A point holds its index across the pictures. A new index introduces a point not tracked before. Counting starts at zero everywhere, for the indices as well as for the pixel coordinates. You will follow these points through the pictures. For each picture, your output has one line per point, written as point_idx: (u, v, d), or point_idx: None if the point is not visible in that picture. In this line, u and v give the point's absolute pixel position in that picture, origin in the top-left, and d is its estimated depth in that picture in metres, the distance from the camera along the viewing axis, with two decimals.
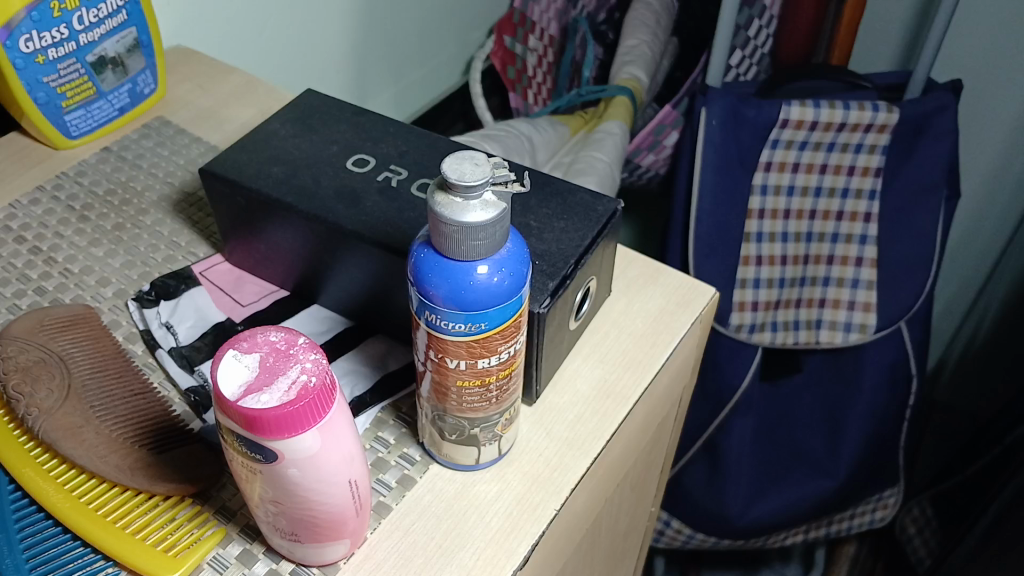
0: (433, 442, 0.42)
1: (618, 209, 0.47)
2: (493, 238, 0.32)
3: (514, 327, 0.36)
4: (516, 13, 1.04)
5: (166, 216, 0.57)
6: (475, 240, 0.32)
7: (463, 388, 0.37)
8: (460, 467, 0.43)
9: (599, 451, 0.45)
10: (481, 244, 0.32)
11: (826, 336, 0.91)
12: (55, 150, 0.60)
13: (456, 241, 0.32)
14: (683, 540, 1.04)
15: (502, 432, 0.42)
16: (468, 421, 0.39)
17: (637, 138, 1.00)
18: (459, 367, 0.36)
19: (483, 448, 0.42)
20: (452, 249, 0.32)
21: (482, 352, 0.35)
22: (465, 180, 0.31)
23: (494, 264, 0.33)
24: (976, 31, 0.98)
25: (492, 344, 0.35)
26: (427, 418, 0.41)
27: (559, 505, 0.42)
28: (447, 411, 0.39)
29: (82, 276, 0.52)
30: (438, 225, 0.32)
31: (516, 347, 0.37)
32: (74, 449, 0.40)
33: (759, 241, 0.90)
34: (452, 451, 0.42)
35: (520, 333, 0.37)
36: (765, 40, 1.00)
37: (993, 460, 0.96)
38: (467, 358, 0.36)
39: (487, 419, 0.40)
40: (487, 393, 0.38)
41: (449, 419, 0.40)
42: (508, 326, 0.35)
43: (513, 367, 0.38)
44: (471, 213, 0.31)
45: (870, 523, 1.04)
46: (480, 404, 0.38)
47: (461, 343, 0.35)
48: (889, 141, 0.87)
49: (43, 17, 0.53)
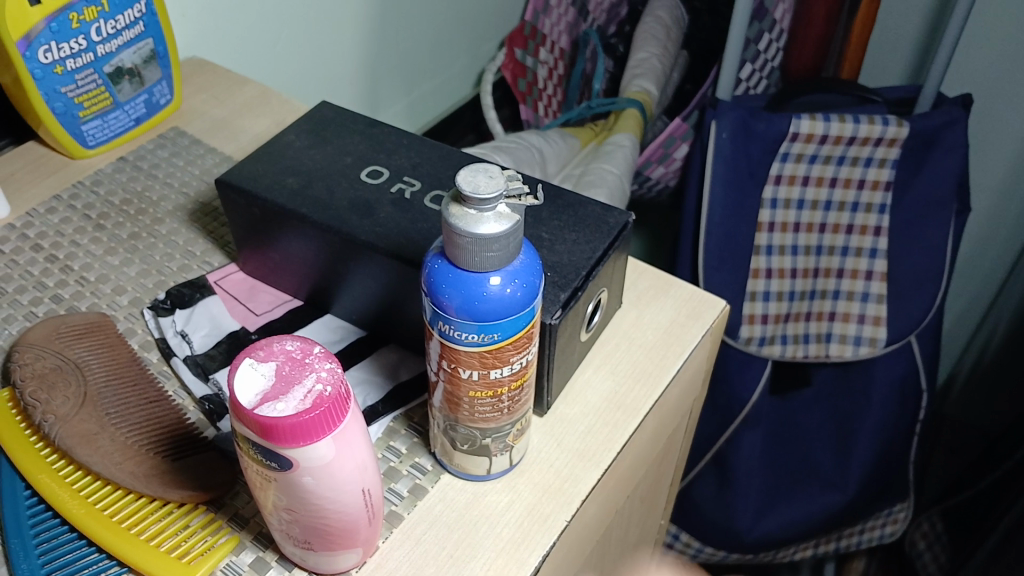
0: (446, 453, 0.42)
1: (629, 222, 0.47)
2: (506, 250, 0.33)
3: (526, 339, 0.36)
4: (527, 25, 1.05)
5: (181, 225, 0.57)
6: (488, 252, 0.32)
7: (478, 399, 0.38)
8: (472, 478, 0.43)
9: (610, 462, 0.45)
10: (495, 256, 0.32)
11: (836, 350, 0.91)
12: (72, 159, 0.61)
13: (470, 252, 0.32)
14: (693, 554, 1.04)
15: (514, 442, 0.42)
16: (480, 431, 0.40)
17: (647, 151, 1.00)
18: (472, 378, 0.36)
19: (494, 459, 0.42)
20: (465, 260, 0.33)
21: (496, 362, 0.36)
22: (479, 192, 0.31)
23: (507, 275, 0.33)
24: (986, 46, 0.98)
25: (504, 355, 0.36)
26: (439, 428, 0.41)
27: (570, 517, 0.42)
28: (460, 422, 0.39)
29: (98, 284, 0.53)
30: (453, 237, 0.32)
31: (528, 357, 0.37)
32: (90, 457, 0.41)
33: (769, 253, 0.90)
34: (463, 462, 0.42)
35: (531, 346, 0.37)
36: (776, 53, 1.01)
37: (1004, 475, 0.96)
38: (480, 368, 0.36)
39: (499, 430, 0.40)
40: (499, 403, 0.38)
41: (463, 430, 0.40)
42: (520, 338, 0.35)
43: (525, 380, 0.38)
44: (486, 224, 0.32)
45: (881, 538, 1.03)
46: (492, 414, 0.39)
47: (474, 353, 0.35)
48: (899, 155, 0.87)
49: (61, 28, 0.54)
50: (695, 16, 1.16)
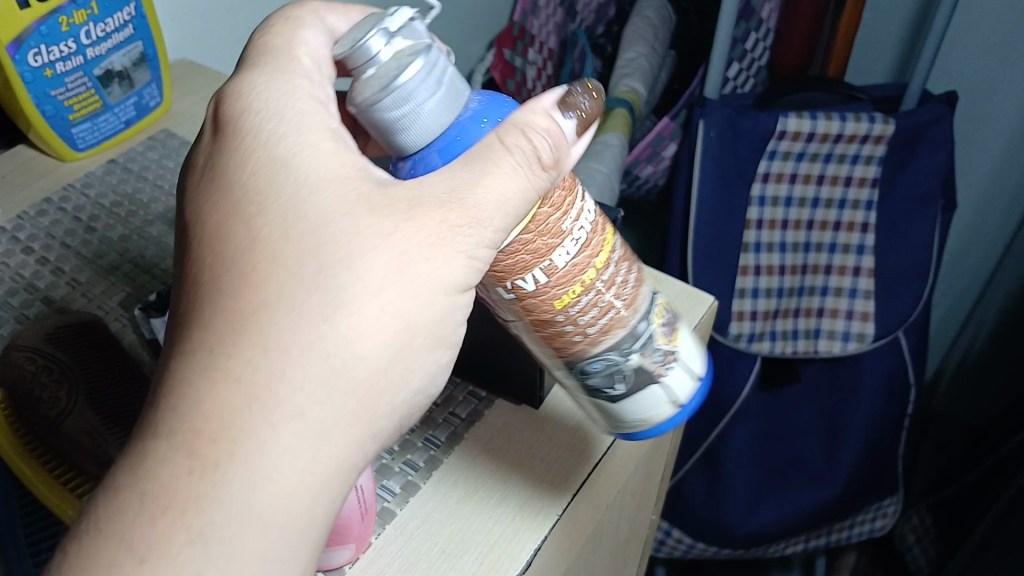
0: (613, 421, 0.41)
1: (619, 216, 0.48)
2: (444, 85, 0.33)
3: (562, 225, 0.35)
4: (516, 26, 1.05)
5: (171, 227, 0.58)
6: (423, 101, 0.33)
7: (546, 316, 0.37)
8: (653, 435, 0.41)
9: (600, 456, 0.46)
10: (436, 97, 0.33)
11: (824, 346, 0.91)
12: (62, 162, 0.61)
13: (414, 119, 0.33)
14: (684, 550, 1.04)
15: (666, 347, 0.40)
16: (616, 352, 0.38)
17: (636, 150, 1.01)
18: (543, 280, 0.36)
19: (665, 380, 0.40)
20: (413, 131, 0.34)
21: (526, 265, 0.35)
22: (368, 45, 0.32)
23: (463, 122, 0.35)
24: (971, 43, 0.99)
25: (549, 223, 0.35)
26: (576, 394, 0.41)
27: (561, 511, 0.43)
28: (588, 355, 0.38)
29: (88, 286, 0.53)
30: (377, 111, 0.33)
31: (582, 221, 0.37)
32: (82, 458, 0.42)
33: (757, 251, 0.91)
34: (627, 418, 0.40)
35: (581, 198, 0.37)
36: (762, 53, 1.01)
37: (991, 467, 0.97)
38: (511, 279, 0.36)
39: (631, 334, 0.39)
40: (599, 301, 0.37)
41: (596, 364, 0.39)
42: (524, 235, 0.35)
43: (611, 240, 0.38)
44: (407, 71, 0.32)
45: (870, 532, 1.04)
46: (600, 318, 0.38)
47: (518, 243, 0.35)
48: (884, 152, 0.88)
49: (51, 31, 0.54)
50: (683, 17, 1.17)
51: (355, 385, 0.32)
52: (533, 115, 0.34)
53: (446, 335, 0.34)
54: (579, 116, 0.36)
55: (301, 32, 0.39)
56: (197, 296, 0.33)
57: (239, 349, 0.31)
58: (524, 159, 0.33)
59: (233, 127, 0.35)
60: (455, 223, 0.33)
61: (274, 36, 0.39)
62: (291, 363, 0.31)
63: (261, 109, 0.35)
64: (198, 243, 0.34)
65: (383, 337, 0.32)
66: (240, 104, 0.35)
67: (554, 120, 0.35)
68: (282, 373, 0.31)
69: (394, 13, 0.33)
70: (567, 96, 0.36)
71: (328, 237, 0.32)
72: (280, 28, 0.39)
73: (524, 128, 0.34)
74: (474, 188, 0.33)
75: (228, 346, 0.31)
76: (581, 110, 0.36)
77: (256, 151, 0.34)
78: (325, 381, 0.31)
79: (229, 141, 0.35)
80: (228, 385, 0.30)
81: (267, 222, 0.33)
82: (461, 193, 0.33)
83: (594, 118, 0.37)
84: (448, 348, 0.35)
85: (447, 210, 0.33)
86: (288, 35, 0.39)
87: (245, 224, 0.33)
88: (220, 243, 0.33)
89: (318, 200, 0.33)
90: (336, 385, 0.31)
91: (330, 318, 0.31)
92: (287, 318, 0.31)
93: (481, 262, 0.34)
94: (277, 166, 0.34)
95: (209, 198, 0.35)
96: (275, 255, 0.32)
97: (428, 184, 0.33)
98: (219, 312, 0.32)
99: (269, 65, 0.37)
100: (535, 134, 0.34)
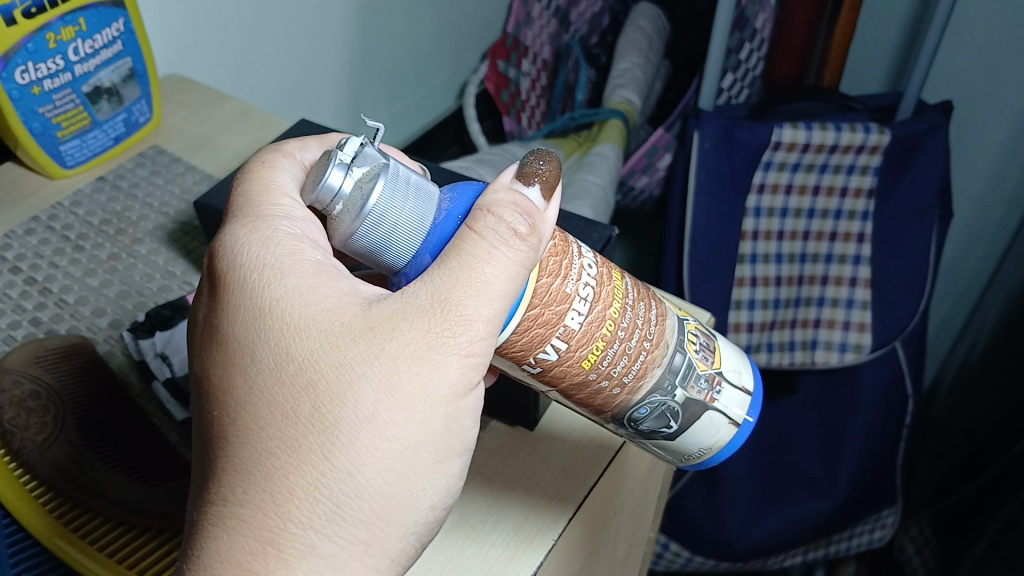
0: (679, 455, 0.44)
1: (613, 235, 0.51)
2: (410, 195, 0.36)
3: (564, 290, 0.37)
4: (510, 37, 1.05)
5: (161, 245, 0.58)
6: (397, 215, 0.36)
7: (579, 377, 0.39)
8: (721, 455, 0.44)
9: (596, 479, 0.47)
10: (407, 210, 0.36)
11: (821, 357, 0.90)
12: (50, 180, 0.61)
13: (395, 238, 0.36)
14: (682, 564, 1.02)
15: (700, 370, 0.42)
16: (659, 393, 0.41)
17: (630, 160, 1.01)
18: (563, 349, 0.38)
19: (713, 405, 0.42)
20: (397, 246, 0.36)
21: (544, 338, 0.37)
22: (328, 183, 0.35)
23: (436, 227, 0.37)
24: (964, 53, 0.99)
25: (552, 289, 0.37)
26: (636, 441, 0.44)
27: (555, 537, 0.44)
28: (634, 403, 0.41)
29: (76, 306, 0.53)
30: (354, 237, 0.36)
31: (588, 285, 0.38)
32: (69, 487, 0.42)
33: (753, 262, 0.92)
34: (690, 450, 0.43)
35: (577, 257, 0.39)
36: (756, 63, 1.01)
37: (992, 478, 0.96)
38: (534, 354, 0.38)
39: (665, 373, 0.41)
40: (632, 355, 0.40)
41: (643, 410, 0.41)
42: (534, 309, 0.37)
43: (619, 287, 0.40)
44: (371, 194, 0.35)
45: (869, 544, 1.01)
46: (629, 367, 0.40)
47: (525, 323, 0.37)
48: (880, 162, 0.88)
49: (38, 49, 0.53)
50: (677, 26, 1.16)
51: (363, 507, 0.33)
52: (497, 196, 0.36)
53: (452, 441, 0.35)
54: (540, 182, 0.36)
55: (286, 170, 0.40)
56: (219, 442, 0.34)
57: (246, 494, 0.33)
58: (498, 238, 0.34)
59: (221, 278, 0.37)
60: (438, 328, 0.34)
61: (248, 172, 0.40)
62: (299, 497, 0.32)
63: (243, 257, 0.36)
64: (203, 395, 0.36)
65: (385, 455, 0.33)
66: (224, 255, 0.37)
67: (517, 192, 0.36)
68: (291, 507, 0.32)
69: (344, 147, 0.37)
70: (522, 168, 0.37)
71: (318, 375, 0.33)
72: (255, 162, 0.41)
73: (491, 209, 0.35)
74: (455, 290, 0.34)
75: (239, 492, 0.33)
76: (540, 175, 0.37)
77: (259, 298, 0.35)
78: (333, 507, 0.33)
79: (219, 294, 0.37)
80: (243, 528, 0.32)
81: (263, 370, 0.34)
82: (441, 299, 0.34)
83: (556, 179, 0.37)
84: (456, 452, 0.36)
85: (429, 320, 0.34)
86: (262, 169, 0.40)
87: (242, 373, 0.35)
88: (223, 394, 0.35)
89: (316, 336, 0.34)
90: (343, 508, 0.33)
91: (328, 452, 0.33)
92: (288, 458, 0.33)
93: (476, 357, 0.35)
94: (274, 310, 0.35)
95: (208, 350, 0.36)
96: (272, 400, 0.34)
97: (410, 299, 0.34)
98: (226, 458, 0.34)
99: (245, 205, 0.38)
100: (504, 210, 0.35)
